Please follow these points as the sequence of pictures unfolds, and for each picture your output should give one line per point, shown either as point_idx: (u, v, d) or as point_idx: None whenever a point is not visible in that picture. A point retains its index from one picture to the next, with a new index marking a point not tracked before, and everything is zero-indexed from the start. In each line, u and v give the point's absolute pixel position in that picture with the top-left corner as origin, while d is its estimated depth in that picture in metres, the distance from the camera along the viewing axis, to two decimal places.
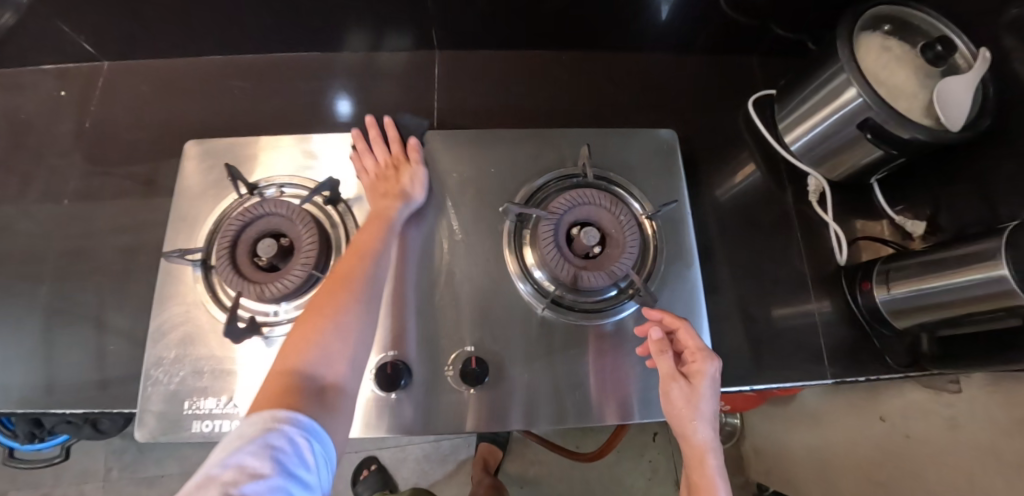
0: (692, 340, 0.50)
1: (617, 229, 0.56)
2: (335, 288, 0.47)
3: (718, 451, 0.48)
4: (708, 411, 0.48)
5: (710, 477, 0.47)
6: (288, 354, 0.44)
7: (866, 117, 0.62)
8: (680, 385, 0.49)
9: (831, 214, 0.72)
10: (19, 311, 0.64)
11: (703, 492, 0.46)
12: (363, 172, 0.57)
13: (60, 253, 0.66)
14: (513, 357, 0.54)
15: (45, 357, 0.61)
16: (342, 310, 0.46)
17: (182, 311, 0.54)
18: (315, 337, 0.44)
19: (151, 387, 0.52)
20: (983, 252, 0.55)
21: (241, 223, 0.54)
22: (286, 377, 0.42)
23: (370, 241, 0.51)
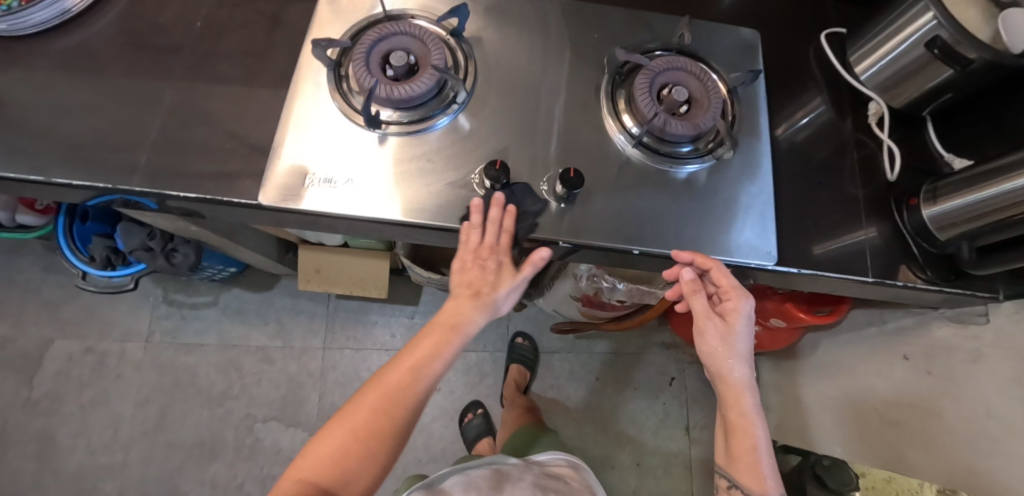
0: (726, 279, 0.57)
1: (704, 94, 0.62)
2: (378, 401, 0.51)
3: (752, 387, 0.59)
4: (741, 349, 0.58)
5: (747, 413, 0.59)
6: (315, 462, 0.49)
7: (934, 37, 0.67)
8: (716, 323, 0.58)
9: (888, 138, 0.77)
10: (142, 105, 0.70)
11: (741, 431, 0.59)
12: (463, 256, 0.56)
13: (186, 65, 0.72)
14: (596, 188, 0.60)
15: (164, 146, 0.68)
16: (372, 430, 0.50)
17: (311, 104, 0.60)
18: (343, 454, 0.49)
19: (275, 161, 0.58)
20: None
21: (379, 35, 0.60)
22: (310, 487, 0.47)
23: (429, 361, 0.53)
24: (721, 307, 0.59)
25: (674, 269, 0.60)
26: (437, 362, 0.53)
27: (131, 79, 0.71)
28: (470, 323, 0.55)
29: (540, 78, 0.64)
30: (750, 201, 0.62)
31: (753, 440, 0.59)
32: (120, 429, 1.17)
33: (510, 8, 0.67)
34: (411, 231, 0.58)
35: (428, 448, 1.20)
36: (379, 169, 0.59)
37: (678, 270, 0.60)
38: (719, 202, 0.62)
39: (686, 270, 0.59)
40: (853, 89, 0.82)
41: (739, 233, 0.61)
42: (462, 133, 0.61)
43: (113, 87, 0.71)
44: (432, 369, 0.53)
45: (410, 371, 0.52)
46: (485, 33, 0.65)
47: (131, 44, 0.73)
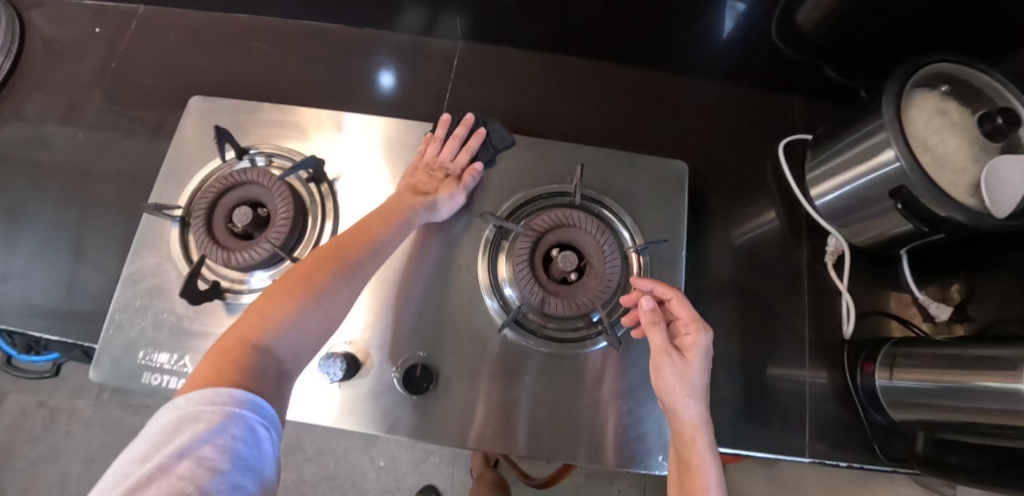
0: (686, 311, 0.49)
1: (598, 259, 0.52)
2: (316, 267, 0.45)
3: (709, 427, 0.46)
4: (699, 386, 0.47)
5: (702, 452, 0.44)
6: (248, 319, 0.40)
7: (900, 183, 0.55)
8: (673, 360, 0.47)
9: (845, 283, 0.66)
10: (10, 230, 0.65)
11: (694, 469, 0.44)
12: (415, 167, 0.56)
13: (63, 182, 0.68)
14: (463, 371, 0.51)
15: (27, 279, 0.63)
16: (315, 286, 0.44)
17: (154, 263, 0.55)
18: (284, 313, 0.42)
19: (111, 331, 0.53)
20: (1004, 359, 0.48)
21: (223, 187, 0.54)
22: (240, 347, 0.38)
23: (378, 235, 0.49)
24: (680, 341, 0.48)
25: (633, 295, 0.51)
26: (386, 234, 0.50)
27: (3, 198, 0.67)
28: (413, 213, 0.52)
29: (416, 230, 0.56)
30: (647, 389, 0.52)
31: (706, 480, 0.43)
32: (67, 488, 1.19)
33: (390, 141, 0.59)
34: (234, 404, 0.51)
35: None
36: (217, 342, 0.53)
37: (636, 296, 0.51)
38: (616, 389, 0.52)
39: (644, 299, 0.49)
40: (810, 214, 0.71)
41: (636, 431, 0.51)
42: None
43: None
44: (377, 243, 0.49)
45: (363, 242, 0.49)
46: (358, 173, 0.58)
47: (11, 158, 0.69)
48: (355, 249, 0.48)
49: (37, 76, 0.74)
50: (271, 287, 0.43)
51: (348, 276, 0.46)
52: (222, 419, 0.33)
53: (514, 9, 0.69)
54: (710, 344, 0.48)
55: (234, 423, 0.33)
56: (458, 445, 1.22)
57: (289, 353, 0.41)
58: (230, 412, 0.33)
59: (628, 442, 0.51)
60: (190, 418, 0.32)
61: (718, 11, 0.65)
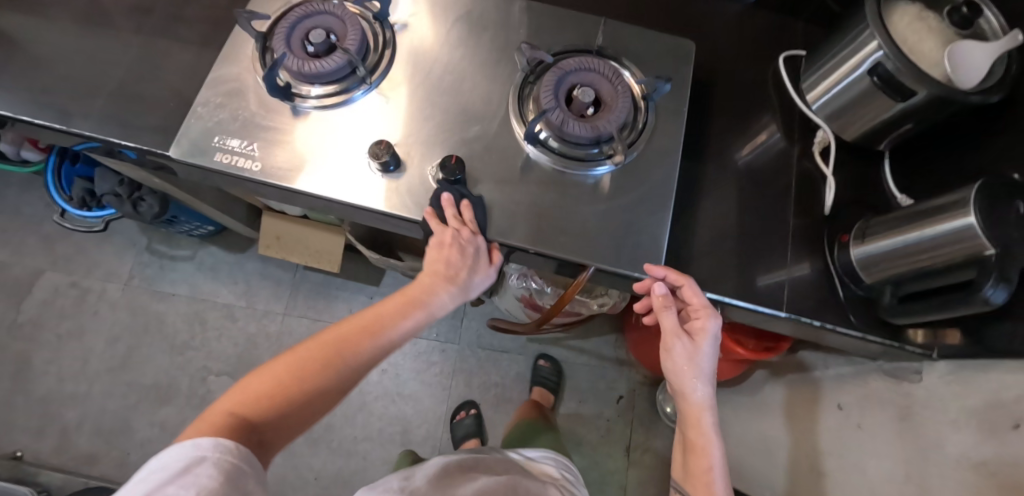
0: (697, 299, 0.59)
1: (612, 97, 0.61)
2: (324, 349, 0.48)
3: (713, 408, 0.58)
4: (705, 368, 0.58)
5: (706, 433, 0.57)
6: (247, 395, 0.43)
7: (877, 62, 0.64)
8: (684, 342, 0.58)
9: (831, 170, 0.73)
10: (103, 57, 0.75)
11: (699, 449, 0.57)
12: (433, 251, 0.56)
13: (151, 24, 0.78)
14: (488, 179, 0.60)
15: (115, 97, 0.73)
16: (318, 372, 0.47)
17: (236, 72, 0.64)
18: (277, 396, 0.44)
19: (193, 120, 0.62)
20: (956, 201, 0.55)
21: (303, 13, 0.63)
22: (230, 421, 0.41)
23: (392, 328, 0.51)
24: (691, 331, 0.59)
25: (646, 281, 0.60)
26: (402, 324, 0.52)
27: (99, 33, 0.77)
28: (434, 303, 0.55)
29: (459, 69, 0.65)
30: (645, 207, 0.61)
31: (709, 460, 0.56)
32: (89, 362, 1.25)
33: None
34: (289, 187, 0.60)
35: (365, 426, 1.22)
36: (279, 137, 0.61)
37: (649, 283, 0.60)
38: (617, 206, 0.61)
39: (660, 292, 0.59)
40: (803, 117, 0.79)
41: (635, 243, 0.60)
42: (373, 110, 0.63)
43: (80, 36, 0.76)
44: (389, 336, 0.51)
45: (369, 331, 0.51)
46: (414, 20, 0.67)
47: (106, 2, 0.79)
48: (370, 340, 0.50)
49: None
50: (277, 361, 0.46)
51: (353, 367, 0.49)
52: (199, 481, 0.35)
53: None
54: (716, 334, 0.59)
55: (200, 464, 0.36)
56: (459, 360, 1.28)
57: (268, 429, 0.44)
58: (199, 456, 0.36)
59: (627, 248, 0.60)
60: (160, 469, 0.35)
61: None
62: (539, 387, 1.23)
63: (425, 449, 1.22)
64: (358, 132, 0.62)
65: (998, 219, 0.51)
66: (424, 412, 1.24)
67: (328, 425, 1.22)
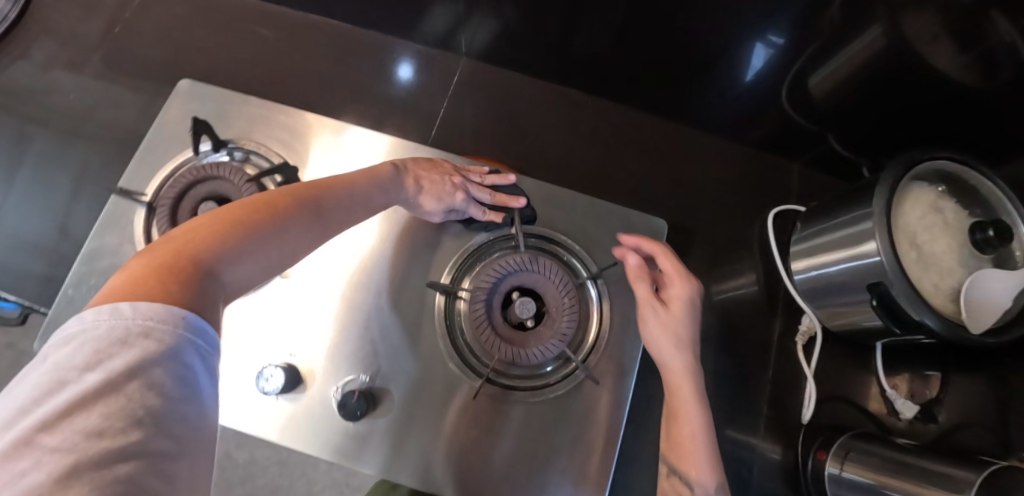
0: (673, 265, 0.48)
1: (556, 308, 0.51)
2: (281, 200, 0.37)
3: (698, 379, 0.45)
4: (686, 336, 0.46)
5: (687, 402, 0.44)
6: (199, 228, 0.32)
7: (879, 281, 0.54)
8: (656, 311, 0.47)
9: (812, 369, 0.66)
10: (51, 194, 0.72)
11: (681, 417, 0.44)
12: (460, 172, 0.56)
13: (114, 159, 0.75)
14: (395, 398, 0.51)
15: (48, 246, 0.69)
16: (269, 218, 0.35)
17: (116, 243, 0.55)
18: (242, 233, 0.33)
19: (61, 305, 0.53)
20: (960, 482, 0.47)
21: (196, 180, 0.54)
22: (188, 263, 0.29)
23: (354, 187, 0.43)
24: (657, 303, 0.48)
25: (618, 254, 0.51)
26: (360, 189, 0.44)
27: (52, 162, 0.74)
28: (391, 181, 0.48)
29: (379, 251, 0.54)
30: (582, 442, 0.51)
31: (691, 428, 0.43)
32: None
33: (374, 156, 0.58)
34: None
35: None
36: None
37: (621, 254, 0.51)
38: (550, 443, 0.51)
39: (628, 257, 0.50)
40: (790, 291, 0.70)
41: None
42: (273, 302, 0.53)
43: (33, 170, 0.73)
44: (348, 198, 0.42)
45: (294, 199, 0.38)
46: None
47: (66, 127, 0.76)
48: (329, 195, 0.41)
49: (110, 55, 0.82)
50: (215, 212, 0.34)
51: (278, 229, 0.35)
52: (168, 313, 0.26)
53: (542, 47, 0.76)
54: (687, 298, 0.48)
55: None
56: None
57: (226, 278, 0.31)
58: None
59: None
60: None
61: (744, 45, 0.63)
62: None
63: None
64: (255, 335, 0.52)
65: None
66: None
67: None
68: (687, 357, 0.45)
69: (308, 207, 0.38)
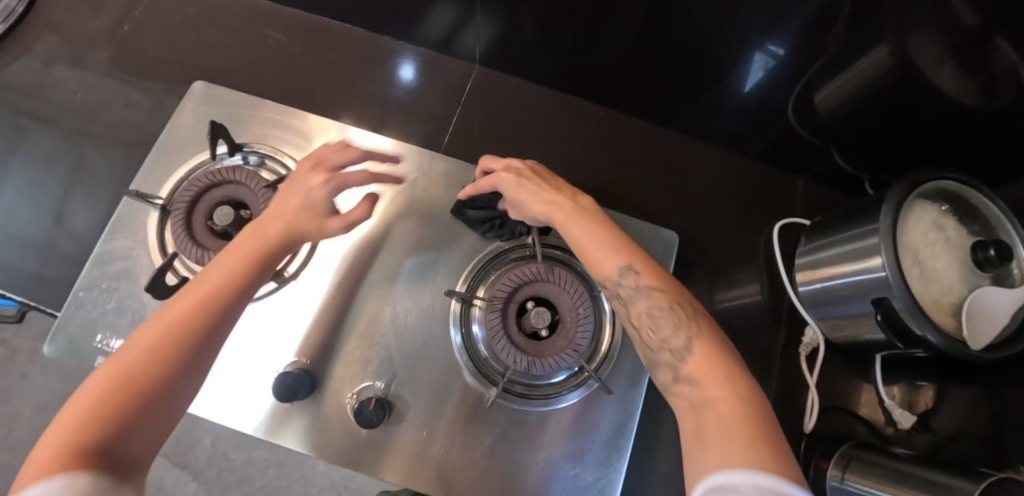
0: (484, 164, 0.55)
1: (571, 318, 0.51)
2: (187, 309, 0.39)
3: (530, 197, 0.51)
4: (522, 195, 0.52)
5: (574, 234, 0.48)
6: (120, 359, 0.35)
7: (881, 296, 0.55)
8: (512, 210, 0.53)
9: (814, 379, 0.67)
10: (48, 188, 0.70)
11: (585, 250, 0.48)
12: (318, 202, 0.49)
13: (115, 155, 0.74)
14: (414, 405, 0.52)
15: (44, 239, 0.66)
16: (181, 330, 0.37)
17: (128, 246, 0.54)
18: (161, 359, 0.36)
19: (74, 309, 0.52)
20: (957, 490, 0.49)
21: (212, 183, 0.54)
22: (123, 398, 0.33)
23: (258, 271, 0.44)
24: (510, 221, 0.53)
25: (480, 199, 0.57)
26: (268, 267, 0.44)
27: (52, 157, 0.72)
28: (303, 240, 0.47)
29: (397, 260, 0.56)
30: (593, 448, 0.52)
31: (595, 249, 0.47)
32: (14, 430, 1.16)
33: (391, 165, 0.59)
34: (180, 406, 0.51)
35: None
36: None
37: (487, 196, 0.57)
38: (563, 449, 0.52)
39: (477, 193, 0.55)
40: (793, 302, 0.72)
41: None
42: (293, 310, 0.54)
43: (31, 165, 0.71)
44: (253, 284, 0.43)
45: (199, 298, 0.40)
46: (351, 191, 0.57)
47: (68, 122, 0.74)
48: (229, 290, 0.41)
49: (117, 52, 0.81)
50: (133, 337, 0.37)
51: (196, 341, 0.38)
52: (98, 455, 0.30)
53: (553, 55, 0.77)
54: (510, 183, 0.52)
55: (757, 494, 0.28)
56: None
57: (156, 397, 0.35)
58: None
59: None
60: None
61: (752, 60, 0.65)
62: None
63: None
64: (273, 341, 0.53)
65: None
66: None
67: None
68: (545, 211, 0.50)
69: (218, 303, 0.40)
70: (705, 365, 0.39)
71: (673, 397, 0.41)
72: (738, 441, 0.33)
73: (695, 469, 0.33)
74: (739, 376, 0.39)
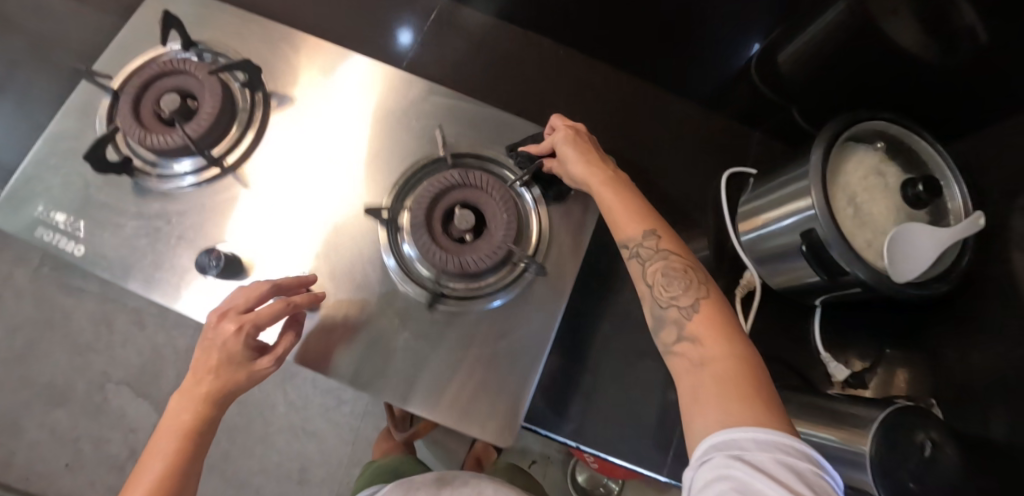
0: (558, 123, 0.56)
1: (497, 224, 0.53)
2: (174, 450, 0.43)
3: (583, 157, 0.52)
4: (574, 152, 0.52)
5: (610, 196, 0.49)
6: None
7: (811, 228, 0.56)
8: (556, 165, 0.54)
9: (748, 323, 0.69)
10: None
11: (610, 205, 0.49)
12: (237, 353, 0.45)
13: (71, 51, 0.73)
14: (337, 302, 0.53)
15: None
16: (179, 467, 0.43)
17: (79, 127, 0.56)
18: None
19: (19, 180, 0.54)
20: (863, 419, 0.50)
21: (161, 71, 0.55)
22: None
23: (231, 393, 0.46)
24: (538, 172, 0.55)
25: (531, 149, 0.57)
26: (237, 389, 0.46)
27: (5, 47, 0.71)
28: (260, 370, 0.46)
29: (334, 160, 0.57)
30: (510, 355, 0.53)
31: (626, 208, 0.48)
32: None
33: (344, 74, 0.60)
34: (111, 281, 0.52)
35: (261, 459, 1.16)
36: (114, 217, 0.53)
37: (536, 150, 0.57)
38: (481, 354, 0.53)
39: (528, 138, 0.57)
40: (736, 249, 0.72)
41: (490, 402, 0.52)
42: (227, 198, 0.55)
43: None
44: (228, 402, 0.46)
45: (180, 438, 0.44)
46: (298, 93, 0.59)
47: None
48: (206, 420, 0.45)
49: None
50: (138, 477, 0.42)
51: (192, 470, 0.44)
52: None
53: None
54: (566, 142, 0.53)
55: (810, 471, 0.33)
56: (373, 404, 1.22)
57: None
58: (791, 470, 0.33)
59: (480, 406, 0.51)
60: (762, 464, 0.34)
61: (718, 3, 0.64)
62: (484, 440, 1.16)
63: (322, 491, 1.16)
64: (204, 225, 0.54)
65: (891, 463, 0.46)
66: (327, 452, 1.18)
67: (225, 453, 1.15)
68: (583, 172, 0.51)
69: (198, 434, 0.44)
70: (708, 325, 0.42)
71: (670, 356, 0.44)
72: (732, 396, 0.37)
73: (694, 426, 0.38)
74: (738, 339, 0.41)
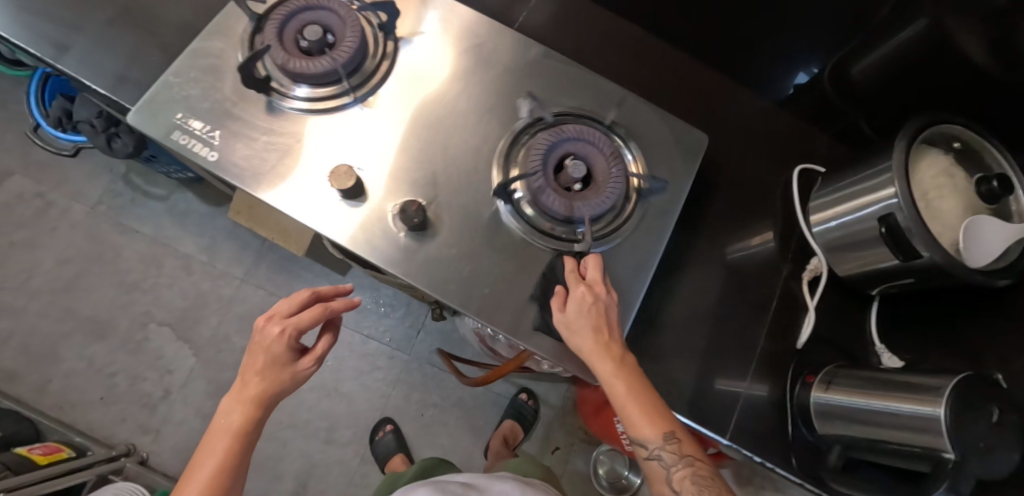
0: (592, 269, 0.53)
1: (604, 177, 0.57)
2: (231, 440, 0.50)
3: (596, 326, 0.51)
4: (584, 316, 0.51)
5: (617, 390, 0.50)
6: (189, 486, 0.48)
7: (889, 213, 0.59)
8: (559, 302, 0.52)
9: (813, 302, 0.72)
10: None
11: (614, 392, 0.51)
12: (281, 354, 0.52)
13: None
14: (449, 230, 0.56)
15: None
16: (235, 451, 0.50)
17: (220, 47, 0.60)
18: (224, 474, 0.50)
19: (161, 88, 0.58)
20: (930, 386, 0.52)
21: (305, 5, 0.59)
22: None
23: (279, 393, 0.53)
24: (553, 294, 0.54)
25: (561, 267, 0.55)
26: (283, 388, 0.53)
27: None
28: (301, 370, 0.53)
29: (452, 105, 0.61)
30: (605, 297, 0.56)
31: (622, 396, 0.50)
32: (33, 277, 1.19)
33: (466, 29, 0.64)
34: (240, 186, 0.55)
35: (291, 413, 1.17)
36: (245, 131, 0.57)
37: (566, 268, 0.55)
38: None
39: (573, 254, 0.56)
40: (806, 237, 0.76)
41: None
42: (354, 127, 0.59)
43: None
44: (275, 400, 0.53)
45: (237, 433, 0.51)
46: (422, 41, 0.63)
47: None
48: (262, 411, 0.52)
49: None
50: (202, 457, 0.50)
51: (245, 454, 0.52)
52: None
53: None
54: (580, 302, 0.51)
55: None
56: (405, 371, 1.23)
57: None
58: None
59: None
60: None
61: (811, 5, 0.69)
62: (511, 419, 1.19)
63: (347, 452, 1.18)
64: (332, 146, 0.57)
65: (967, 426, 0.47)
66: (357, 413, 1.20)
67: None
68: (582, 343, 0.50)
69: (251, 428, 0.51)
70: None
71: None
72: None
73: None
74: None
